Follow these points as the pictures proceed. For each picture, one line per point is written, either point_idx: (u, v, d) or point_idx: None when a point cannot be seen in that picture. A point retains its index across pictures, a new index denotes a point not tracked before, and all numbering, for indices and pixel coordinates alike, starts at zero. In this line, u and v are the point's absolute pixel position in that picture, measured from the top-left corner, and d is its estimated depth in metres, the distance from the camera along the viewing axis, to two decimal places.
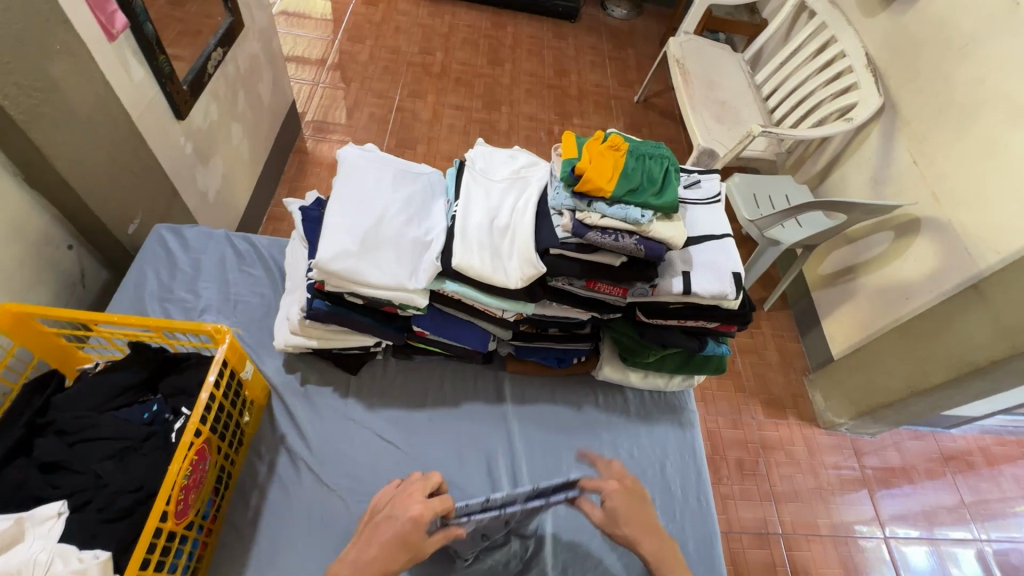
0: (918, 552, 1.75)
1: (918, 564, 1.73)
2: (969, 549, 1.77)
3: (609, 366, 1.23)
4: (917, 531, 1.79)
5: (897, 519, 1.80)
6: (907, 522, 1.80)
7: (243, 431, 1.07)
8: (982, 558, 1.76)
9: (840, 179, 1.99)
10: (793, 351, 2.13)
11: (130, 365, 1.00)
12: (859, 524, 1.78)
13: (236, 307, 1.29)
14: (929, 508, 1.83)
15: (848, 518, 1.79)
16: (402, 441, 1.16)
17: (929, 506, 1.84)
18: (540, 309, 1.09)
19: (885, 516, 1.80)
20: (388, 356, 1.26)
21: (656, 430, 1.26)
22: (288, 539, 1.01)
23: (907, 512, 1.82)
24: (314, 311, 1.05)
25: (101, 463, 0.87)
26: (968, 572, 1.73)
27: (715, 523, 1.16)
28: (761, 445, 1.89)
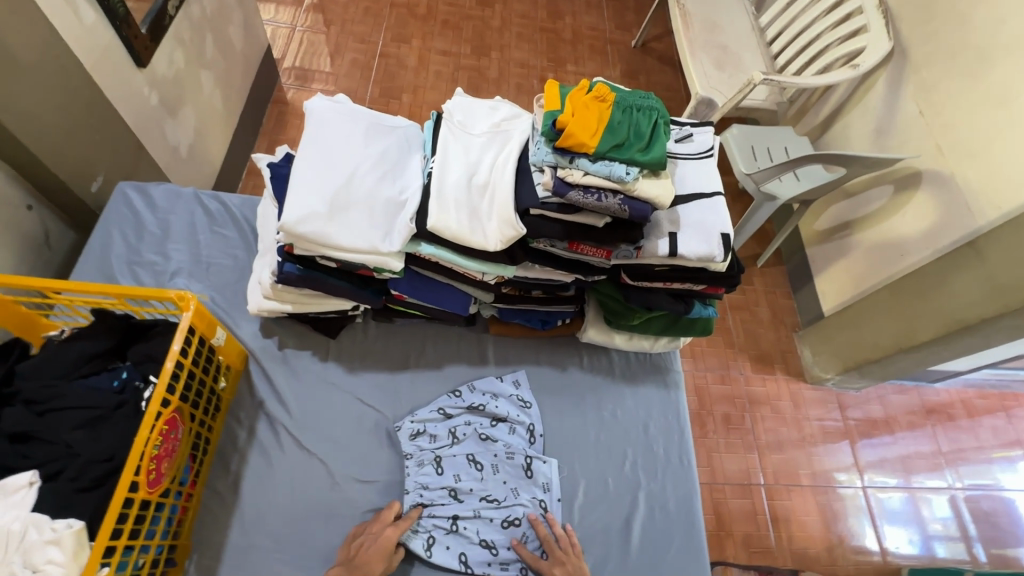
0: (894, 497, 1.81)
1: (894, 510, 1.79)
2: (942, 495, 1.83)
3: (593, 328, 1.21)
4: (895, 480, 1.84)
5: (876, 467, 1.85)
6: (885, 470, 1.85)
7: (220, 397, 1.05)
8: (954, 503, 1.82)
9: (843, 131, 1.90)
10: (784, 308, 2.12)
11: (95, 333, 0.96)
12: (839, 473, 1.83)
13: (209, 270, 1.24)
14: (908, 456, 1.88)
15: (828, 467, 1.84)
16: (383, 404, 1.15)
17: (908, 455, 1.88)
18: (521, 272, 1.05)
19: (864, 464, 1.85)
20: (368, 320, 1.23)
21: (641, 391, 1.25)
22: (269, 500, 1.02)
23: (886, 460, 1.87)
24: (285, 276, 1.01)
25: (72, 433, 0.86)
26: (939, 515, 1.80)
27: (696, 482, 1.17)
28: (747, 400, 1.92)
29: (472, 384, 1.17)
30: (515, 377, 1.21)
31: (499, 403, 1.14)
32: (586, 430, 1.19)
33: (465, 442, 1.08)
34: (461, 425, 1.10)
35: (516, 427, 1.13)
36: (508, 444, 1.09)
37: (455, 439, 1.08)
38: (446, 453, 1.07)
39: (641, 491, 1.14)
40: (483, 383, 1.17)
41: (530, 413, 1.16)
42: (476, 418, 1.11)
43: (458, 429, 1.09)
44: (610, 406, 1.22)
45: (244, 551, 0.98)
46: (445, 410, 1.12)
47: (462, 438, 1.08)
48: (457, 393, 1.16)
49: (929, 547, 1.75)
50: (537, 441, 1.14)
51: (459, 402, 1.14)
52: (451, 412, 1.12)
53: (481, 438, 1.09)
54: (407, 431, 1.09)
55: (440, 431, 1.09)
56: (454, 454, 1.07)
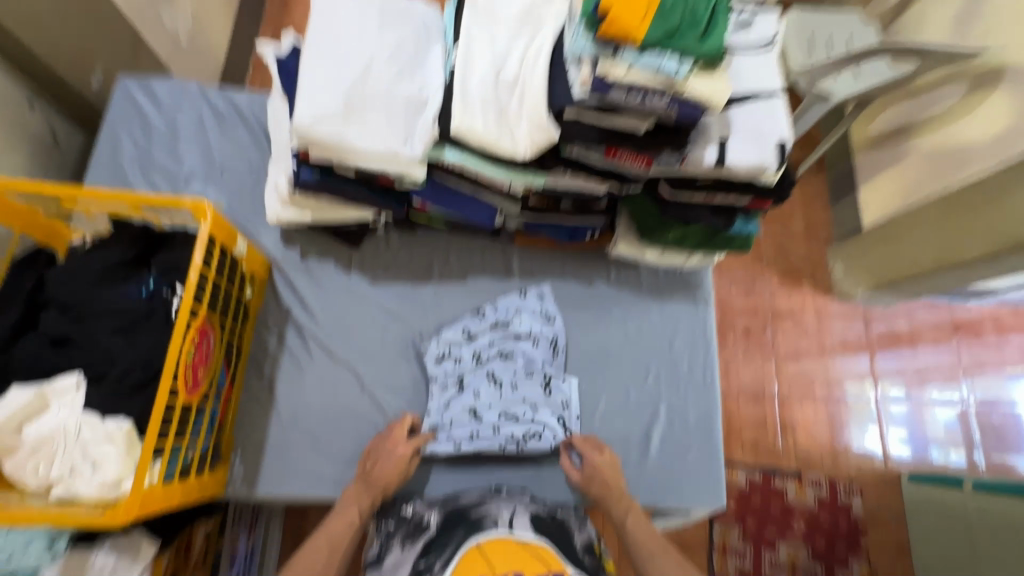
0: (899, 406, 1.84)
1: (898, 418, 1.83)
2: (949, 405, 1.85)
3: (624, 242, 1.15)
4: (903, 390, 1.86)
5: (888, 378, 1.86)
6: (898, 381, 1.86)
7: (247, 307, 1.06)
8: (959, 414, 1.85)
9: (920, 16, 1.65)
10: (821, 220, 2.01)
11: (118, 242, 0.95)
12: (851, 383, 1.85)
13: (223, 175, 1.19)
14: (924, 370, 1.88)
15: (842, 378, 1.85)
16: (407, 314, 1.15)
17: (926, 368, 1.88)
18: (551, 182, 0.97)
19: (878, 375, 1.87)
20: (391, 229, 1.19)
21: (669, 306, 1.22)
22: (304, 403, 1.07)
23: (901, 373, 1.87)
24: (303, 183, 0.96)
25: (110, 338, 0.88)
26: (940, 421, 1.84)
27: (718, 396, 1.18)
28: (770, 314, 1.89)
29: (494, 303, 1.16)
30: (539, 293, 1.17)
31: (522, 318, 1.13)
32: (609, 344, 1.18)
33: (488, 363, 1.10)
34: (485, 346, 1.11)
35: (538, 340, 1.13)
36: (529, 357, 1.10)
37: (479, 361, 1.10)
38: (469, 372, 1.09)
39: (662, 403, 1.16)
40: (506, 301, 1.15)
41: (554, 327, 1.15)
42: (499, 336, 1.12)
43: (482, 351, 1.10)
44: (636, 321, 1.21)
45: (285, 447, 1.04)
46: (468, 330, 1.12)
47: (486, 359, 1.10)
48: (481, 311, 1.14)
49: (926, 450, 1.81)
50: (559, 354, 1.14)
51: (482, 321, 1.13)
52: (475, 331, 1.12)
53: (503, 357, 1.10)
54: (433, 352, 1.10)
55: (465, 352, 1.10)
56: (476, 373, 1.09)
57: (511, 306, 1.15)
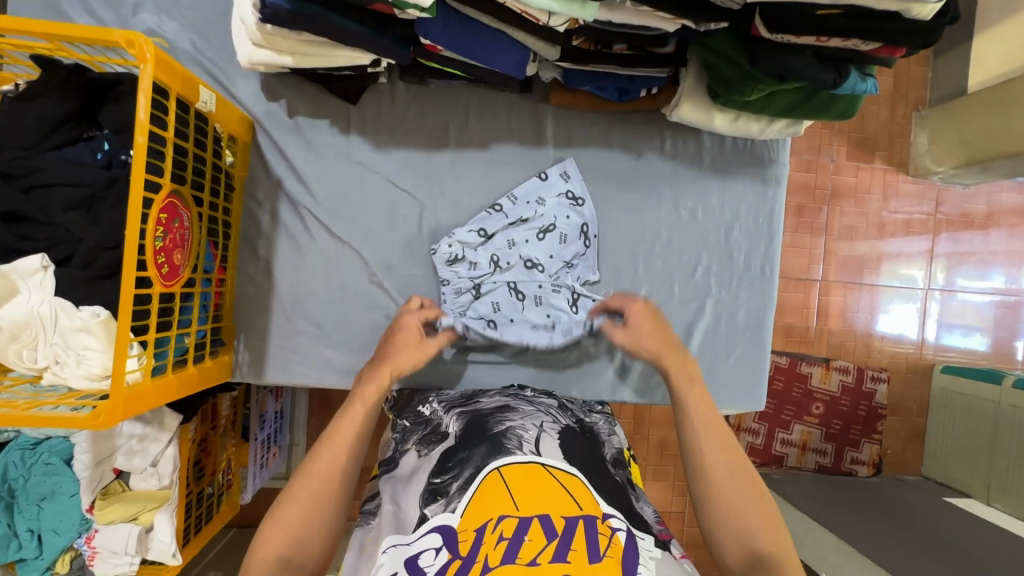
0: (933, 282, 1.68)
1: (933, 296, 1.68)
2: (990, 292, 1.70)
3: (688, 105, 0.90)
4: (943, 272, 1.68)
5: (940, 258, 1.68)
6: (949, 265, 1.68)
7: (230, 175, 0.89)
8: (997, 302, 1.71)
9: None
10: (914, 78, 1.65)
11: (49, 90, 0.75)
12: (900, 266, 1.67)
13: (179, 1, 0.93)
14: (989, 256, 1.70)
15: (893, 263, 1.67)
16: (417, 189, 0.97)
17: (991, 255, 1.70)
18: (606, 14, 0.72)
19: (936, 253, 1.68)
20: (395, 79, 0.96)
21: (731, 186, 1.02)
22: (307, 289, 0.96)
23: (962, 258, 1.69)
24: (273, 12, 0.72)
25: (67, 216, 0.74)
26: (971, 305, 1.70)
27: (774, 292, 1.04)
28: (831, 192, 1.65)
29: (512, 191, 0.97)
30: (563, 168, 0.98)
31: (546, 209, 0.97)
32: (656, 230, 1.01)
33: (509, 271, 0.97)
34: (504, 250, 0.97)
35: (565, 234, 0.98)
36: (552, 265, 0.98)
37: (497, 266, 0.97)
38: (487, 281, 0.97)
39: (710, 299, 1.02)
40: (526, 189, 0.97)
41: (583, 211, 0.98)
42: (520, 235, 0.97)
43: (500, 256, 0.97)
44: (690, 204, 1.01)
45: (290, 335, 0.96)
46: (484, 231, 0.96)
47: (506, 267, 0.97)
48: (499, 203, 0.97)
49: (942, 334, 1.70)
50: (589, 242, 0.99)
51: (501, 217, 0.97)
52: (493, 231, 0.96)
53: (527, 266, 0.97)
54: (444, 256, 0.96)
55: (481, 257, 0.96)
56: (495, 282, 0.97)
57: (536, 195, 0.97)
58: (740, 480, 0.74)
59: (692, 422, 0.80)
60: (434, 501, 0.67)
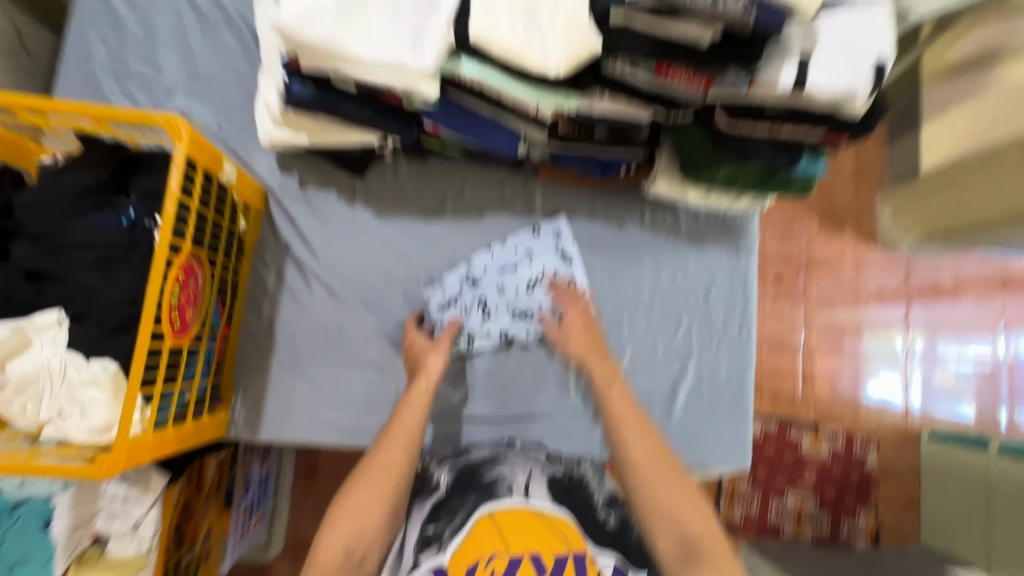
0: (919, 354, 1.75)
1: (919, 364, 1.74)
2: (976, 360, 1.76)
3: (663, 180, 1.00)
4: (923, 340, 1.75)
5: (919, 329, 1.75)
6: (928, 333, 1.76)
7: (242, 240, 0.96)
8: (983, 369, 1.76)
9: None
10: (871, 162, 1.82)
11: (88, 163, 0.83)
12: (880, 334, 1.75)
13: (208, 88, 1.04)
14: (960, 323, 1.77)
15: (871, 327, 1.75)
16: (415, 255, 1.04)
17: (962, 322, 1.77)
18: (587, 106, 0.82)
19: (912, 323, 1.76)
20: (398, 157, 1.06)
21: (707, 254, 1.10)
22: (307, 347, 1.00)
23: (934, 326, 1.76)
24: (295, 99, 0.82)
25: (87, 273, 0.80)
26: (961, 374, 1.75)
27: (753, 354, 1.09)
28: (806, 262, 1.75)
29: (507, 235, 1.06)
30: (554, 223, 1.07)
31: (534, 260, 1.05)
32: (639, 292, 1.08)
33: (497, 316, 1.04)
34: (492, 297, 1.04)
35: (552, 287, 1.05)
36: (542, 315, 1.04)
37: (484, 311, 1.04)
38: (477, 328, 1.03)
39: (692, 359, 1.07)
40: (518, 239, 1.06)
41: (571, 267, 1.06)
42: (510, 281, 1.05)
43: (487, 301, 1.04)
44: (670, 270, 1.09)
45: (287, 393, 0.99)
46: (473, 274, 1.04)
47: (493, 313, 1.03)
48: (492, 247, 1.06)
49: (936, 403, 1.73)
50: (577, 296, 1.05)
51: (492, 266, 1.05)
52: (482, 278, 1.05)
53: (515, 313, 1.04)
54: (436, 300, 1.03)
55: (469, 300, 1.04)
56: (484, 327, 1.03)
57: (524, 249, 1.06)
58: (662, 467, 0.79)
59: (615, 411, 0.87)
60: (427, 547, 0.72)
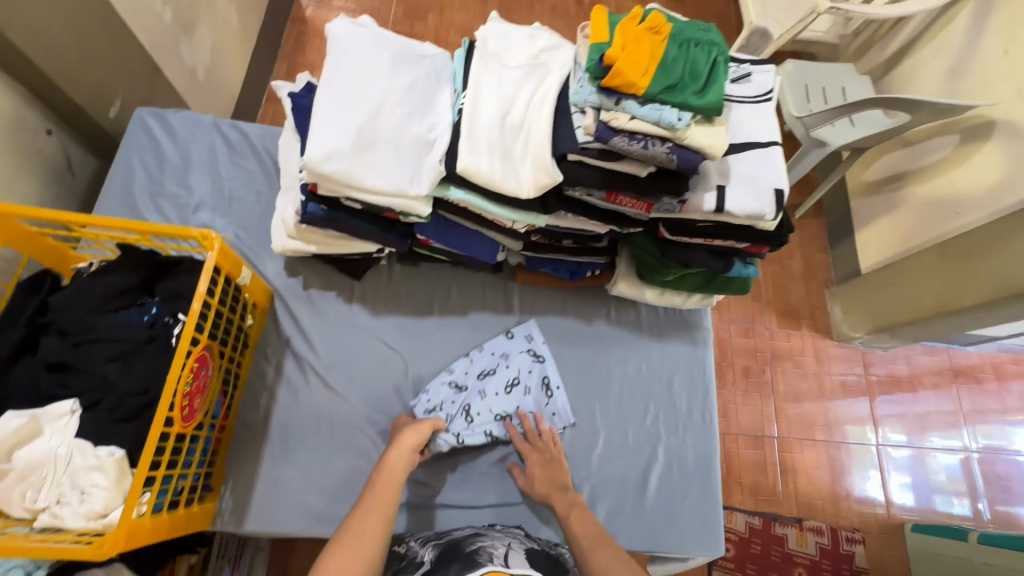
0: (902, 453, 1.78)
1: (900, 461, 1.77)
2: (955, 454, 1.79)
3: (624, 282, 1.16)
4: (907, 438, 1.80)
5: (891, 421, 1.81)
6: (900, 426, 1.81)
7: (247, 334, 1.06)
8: (965, 463, 1.79)
9: (911, 71, 1.70)
10: (818, 262, 1.99)
11: (122, 268, 0.96)
12: (853, 428, 1.79)
13: (231, 205, 1.21)
14: (924, 413, 1.82)
15: (843, 420, 1.80)
16: (405, 348, 1.15)
17: (926, 412, 1.83)
18: (554, 221, 0.99)
19: (880, 418, 1.81)
20: (393, 262, 1.21)
21: (668, 346, 1.23)
22: (298, 436, 1.06)
23: (901, 416, 1.82)
24: (309, 216, 0.98)
25: (107, 365, 0.87)
26: (945, 470, 1.77)
27: (716, 438, 1.17)
28: (771, 355, 1.86)
29: (480, 344, 1.17)
30: (524, 326, 1.19)
31: (509, 363, 1.15)
32: (609, 382, 1.18)
33: (481, 421, 1.09)
34: (475, 404, 1.10)
35: (528, 387, 1.14)
36: (525, 421, 1.10)
37: (470, 418, 1.09)
38: (465, 431, 1.07)
39: (660, 445, 1.15)
40: (493, 343, 1.17)
41: (545, 367, 1.16)
42: (489, 385, 1.13)
43: (472, 407, 1.10)
44: (635, 360, 1.21)
45: (275, 482, 1.02)
46: (455, 381, 1.12)
47: (478, 418, 1.09)
48: (470, 354, 1.15)
49: (931, 499, 1.74)
50: (552, 393, 1.15)
51: (471, 372, 1.14)
52: (463, 384, 1.12)
53: (498, 417, 1.11)
54: (423, 408, 1.08)
55: (455, 408, 1.09)
56: (471, 433, 1.08)
57: (498, 352, 1.16)
58: None
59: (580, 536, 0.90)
60: None
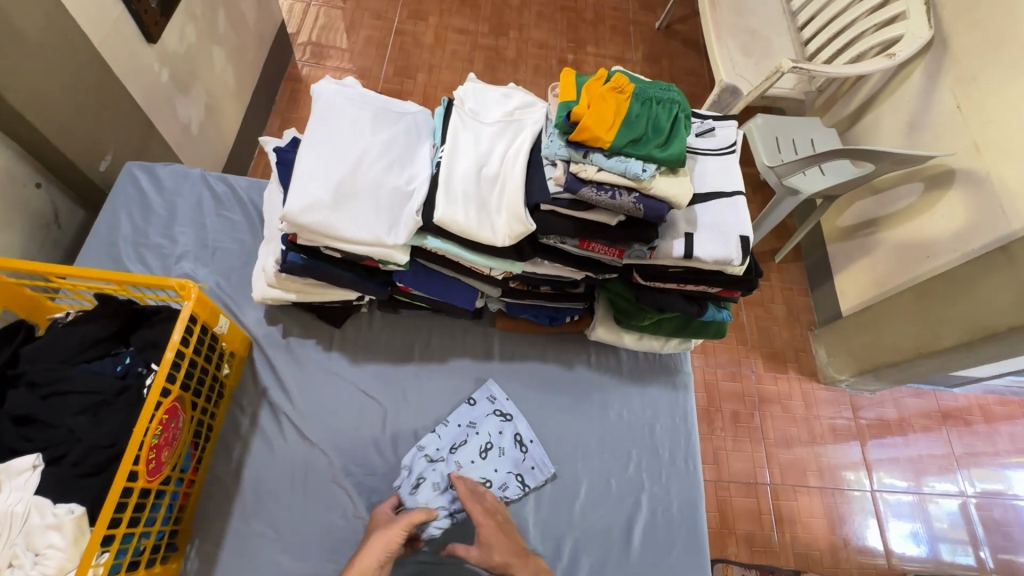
0: (901, 500, 1.74)
1: (899, 508, 1.73)
2: (953, 499, 1.76)
3: (603, 327, 1.17)
4: (904, 483, 1.77)
5: (885, 467, 1.78)
6: (895, 470, 1.78)
7: (223, 383, 1.05)
8: (965, 509, 1.75)
9: (873, 124, 1.80)
10: (800, 305, 2.03)
11: (99, 318, 0.96)
12: (848, 473, 1.77)
13: (214, 254, 1.23)
14: (918, 458, 1.80)
15: (837, 466, 1.78)
16: (384, 396, 1.14)
17: (919, 456, 1.81)
18: (530, 268, 1.02)
19: (873, 463, 1.79)
20: (374, 309, 1.22)
21: (649, 392, 1.22)
22: (270, 490, 1.03)
23: (896, 461, 1.80)
24: (289, 265, 0.99)
25: (74, 418, 0.85)
26: (947, 518, 1.73)
27: (701, 485, 1.15)
28: (758, 399, 1.85)
29: (449, 416, 1.13)
30: (487, 388, 1.16)
31: (479, 429, 1.11)
32: (590, 429, 1.17)
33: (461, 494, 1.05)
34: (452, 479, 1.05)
35: (502, 449, 1.10)
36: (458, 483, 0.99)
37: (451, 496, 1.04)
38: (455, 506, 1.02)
39: (644, 494, 1.12)
40: (458, 413, 1.13)
41: (515, 425, 1.13)
42: (462, 456, 1.08)
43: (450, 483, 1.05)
44: (616, 406, 1.20)
45: (245, 539, 0.98)
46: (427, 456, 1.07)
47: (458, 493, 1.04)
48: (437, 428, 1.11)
49: (937, 549, 1.69)
50: (526, 447, 1.11)
51: (441, 445, 1.09)
52: (436, 459, 1.07)
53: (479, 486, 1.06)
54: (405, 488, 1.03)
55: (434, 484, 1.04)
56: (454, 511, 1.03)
57: (467, 418, 1.13)
58: None
59: None
60: None
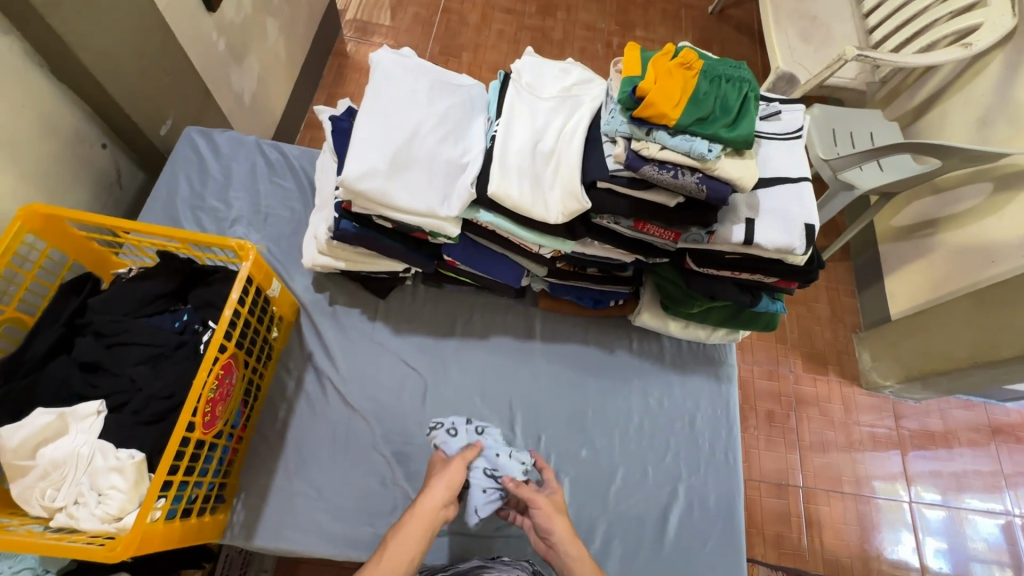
0: (939, 514, 1.68)
1: (936, 524, 1.67)
2: (996, 518, 1.68)
3: (647, 313, 1.15)
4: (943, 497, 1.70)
5: (925, 480, 1.71)
6: (935, 485, 1.71)
7: (272, 346, 1.08)
8: (1008, 529, 1.67)
9: (940, 120, 1.70)
10: (847, 306, 1.95)
11: (160, 274, 0.99)
12: (884, 482, 1.71)
13: (266, 220, 1.26)
14: (962, 474, 1.73)
15: (873, 475, 1.71)
16: (425, 367, 1.15)
17: (963, 472, 1.73)
18: (579, 248, 1.00)
19: (913, 475, 1.72)
20: (417, 283, 1.22)
21: (690, 381, 1.20)
22: (312, 452, 1.05)
23: (937, 475, 1.72)
24: (341, 232, 1.00)
25: (136, 368, 0.89)
26: (987, 538, 1.66)
27: (740, 479, 1.13)
28: (795, 399, 1.80)
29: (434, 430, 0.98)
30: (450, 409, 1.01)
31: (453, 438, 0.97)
32: (629, 415, 1.16)
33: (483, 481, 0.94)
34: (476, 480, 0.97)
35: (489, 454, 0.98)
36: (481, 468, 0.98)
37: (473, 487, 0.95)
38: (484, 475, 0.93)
39: (681, 484, 1.11)
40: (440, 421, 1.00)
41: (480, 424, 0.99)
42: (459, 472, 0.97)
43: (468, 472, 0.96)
44: (657, 394, 1.18)
45: (286, 497, 1.01)
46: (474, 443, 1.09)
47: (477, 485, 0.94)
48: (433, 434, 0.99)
49: (971, 568, 1.62)
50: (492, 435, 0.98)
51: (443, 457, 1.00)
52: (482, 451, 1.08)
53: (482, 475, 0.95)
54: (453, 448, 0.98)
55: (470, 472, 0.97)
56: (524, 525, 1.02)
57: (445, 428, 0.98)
58: None
59: None
60: None
